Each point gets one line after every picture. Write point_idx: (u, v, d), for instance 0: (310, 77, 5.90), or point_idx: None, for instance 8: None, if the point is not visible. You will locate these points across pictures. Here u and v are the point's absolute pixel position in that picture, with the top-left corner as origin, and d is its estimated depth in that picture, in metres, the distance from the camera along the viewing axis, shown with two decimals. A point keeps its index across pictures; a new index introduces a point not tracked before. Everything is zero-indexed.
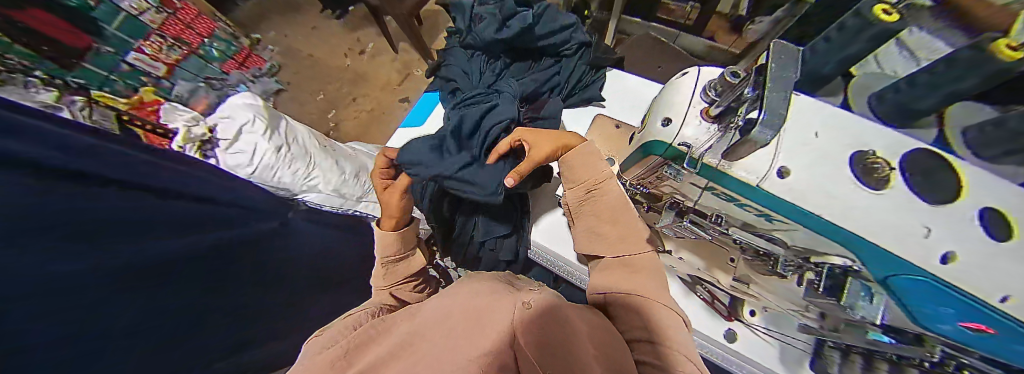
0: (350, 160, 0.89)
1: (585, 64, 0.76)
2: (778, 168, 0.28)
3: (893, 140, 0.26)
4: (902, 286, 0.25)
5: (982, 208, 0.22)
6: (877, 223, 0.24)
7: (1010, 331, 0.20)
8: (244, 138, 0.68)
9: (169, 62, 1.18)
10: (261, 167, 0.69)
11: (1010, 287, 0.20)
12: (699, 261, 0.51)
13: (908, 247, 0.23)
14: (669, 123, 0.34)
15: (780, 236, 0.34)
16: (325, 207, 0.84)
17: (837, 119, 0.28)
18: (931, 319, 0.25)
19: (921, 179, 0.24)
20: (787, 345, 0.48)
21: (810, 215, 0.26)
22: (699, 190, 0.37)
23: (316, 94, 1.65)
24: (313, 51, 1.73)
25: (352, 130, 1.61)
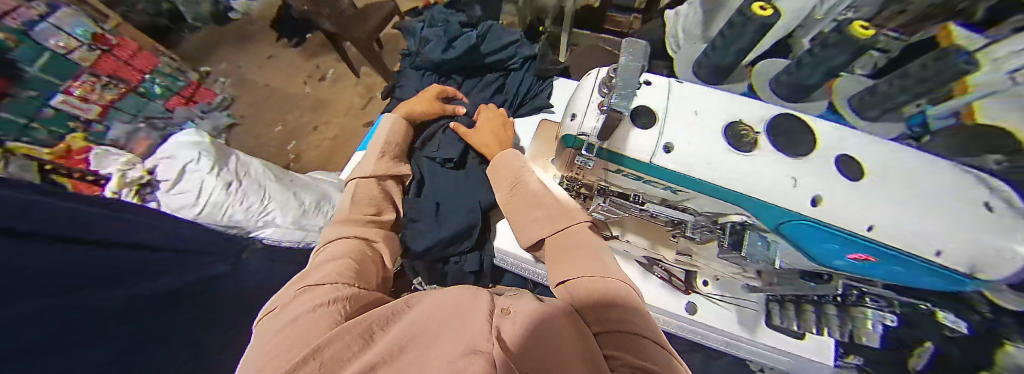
0: (309, 189, 0.88)
1: (533, 75, 0.82)
2: (664, 145, 0.36)
3: (756, 119, 0.37)
4: (791, 230, 0.34)
5: (832, 162, 0.33)
6: (759, 183, 0.33)
7: (873, 252, 0.30)
8: (188, 178, 0.73)
9: (103, 104, 1.10)
10: (208, 205, 0.72)
11: (866, 218, 0.30)
12: (645, 240, 0.53)
13: (788, 197, 0.32)
14: (575, 118, 0.41)
15: (691, 206, 0.41)
16: (285, 242, 0.81)
17: (705, 104, 0.38)
18: (826, 255, 0.34)
19: (784, 145, 0.34)
20: (742, 308, 0.51)
21: (711, 185, 0.35)
22: (614, 174, 0.43)
23: (274, 125, 1.60)
24: (270, 81, 1.69)
25: (314, 160, 1.55)
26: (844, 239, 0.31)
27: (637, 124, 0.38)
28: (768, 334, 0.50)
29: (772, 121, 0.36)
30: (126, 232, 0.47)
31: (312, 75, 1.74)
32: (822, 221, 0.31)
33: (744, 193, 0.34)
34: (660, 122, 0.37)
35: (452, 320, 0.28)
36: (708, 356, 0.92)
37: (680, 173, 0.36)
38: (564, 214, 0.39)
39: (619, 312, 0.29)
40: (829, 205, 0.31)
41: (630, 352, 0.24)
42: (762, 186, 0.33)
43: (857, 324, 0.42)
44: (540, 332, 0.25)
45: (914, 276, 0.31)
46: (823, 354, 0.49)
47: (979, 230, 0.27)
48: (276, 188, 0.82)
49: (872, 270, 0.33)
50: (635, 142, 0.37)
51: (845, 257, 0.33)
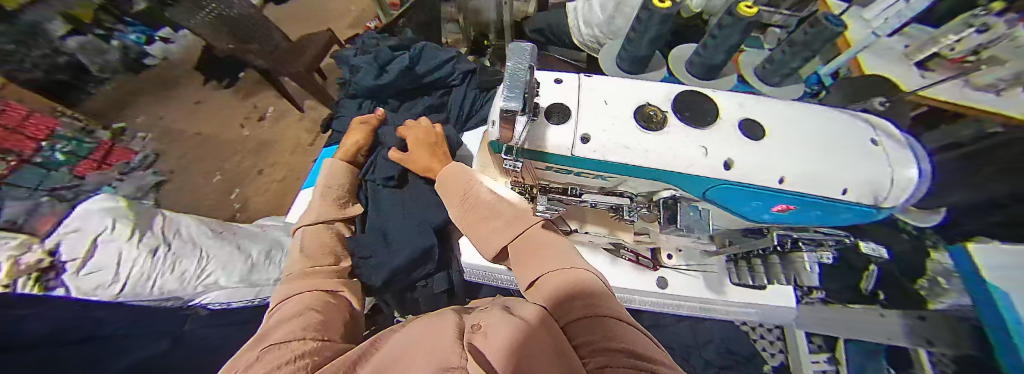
0: (253, 241, 0.82)
1: (473, 89, 0.90)
2: (582, 136, 0.37)
3: (664, 100, 0.40)
4: (719, 193, 0.38)
5: (737, 123, 0.37)
6: (677, 156, 0.36)
7: (789, 199, 0.36)
8: (101, 252, 0.56)
9: None
10: (134, 279, 0.57)
11: (779, 172, 0.34)
12: (604, 229, 0.55)
13: (707, 165, 0.35)
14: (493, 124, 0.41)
15: (626, 189, 0.44)
16: (236, 303, 0.72)
17: (614, 93, 0.40)
18: (756, 206, 0.39)
19: (688, 115, 0.38)
20: (708, 273, 0.54)
21: (629, 166, 0.37)
22: (546, 171, 0.44)
23: (212, 175, 1.44)
24: (201, 128, 1.53)
25: (263, 206, 1.42)
26: (765, 194, 0.36)
27: (554, 122, 0.38)
28: (736, 291, 0.53)
29: (676, 99, 0.39)
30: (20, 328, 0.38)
31: (250, 116, 1.61)
32: (737, 181, 0.35)
33: (659, 168, 0.36)
34: (575, 116, 0.39)
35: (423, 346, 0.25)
36: (690, 325, 0.96)
37: (600, 161, 0.38)
38: (522, 217, 0.39)
39: (584, 304, 0.28)
40: (739, 167, 0.35)
41: (599, 336, 0.24)
42: (680, 161, 0.36)
43: (797, 270, 0.41)
44: (507, 332, 0.23)
45: (835, 215, 0.38)
46: (784, 298, 0.54)
47: (871, 165, 0.34)
48: (216, 247, 0.73)
49: (801, 217, 0.40)
50: (554, 139, 0.38)
51: (772, 211, 0.40)
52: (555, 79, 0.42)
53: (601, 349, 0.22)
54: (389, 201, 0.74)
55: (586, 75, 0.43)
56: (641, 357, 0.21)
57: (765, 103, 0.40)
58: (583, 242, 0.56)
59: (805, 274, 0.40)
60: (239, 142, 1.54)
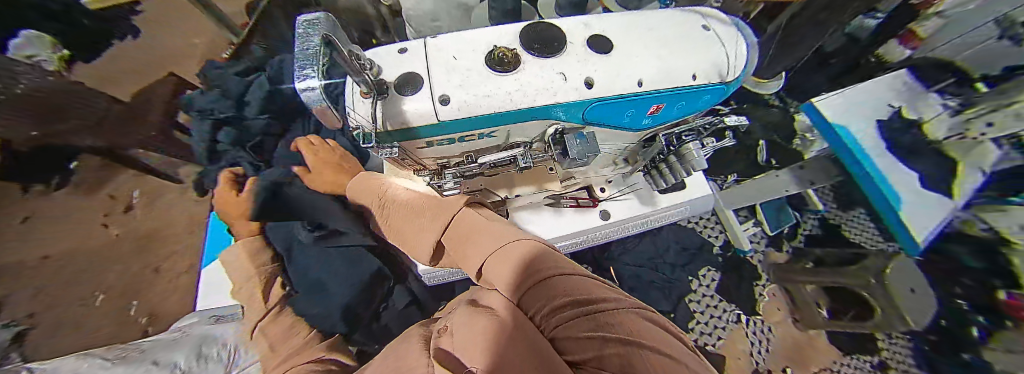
0: (177, 346, 0.69)
1: None
2: (444, 99, 0.38)
3: (511, 40, 0.41)
4: (592, 114, 0.42)
5: (583, 43, 0.40)
6: (539, 91, 0.38)
7: (649, 99, 0.41)
8: None
9: None
10: None
11: (628, 78, 0.39)
12: (531, 187, 0.56)
13: (568, 91, 0.38)
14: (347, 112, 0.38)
15: (519, 137, 0.46)
16: None
17: (462, 48, 0.41)
18: (630, 115, 0.43)
19: (536, 48, 0.39)
20: (638, 190, 0.62)
21: (505, 112, 0.39)
22: (431, 146, 0.44)
23: (93, 298, 1.14)
24: (48, 249, 1.18)
25: (180, 307, 1.18)
26: (627, 102, 0.40)
27: (407, 93, 0.38)
28: (664, 198, 0.62)
29: (523, 35, 0.41)
30: None
31: (111, 210, 1.28)
32: (604, 96, 0.39)
33: (530, 106, 0.38)
34: (429, 82, 0.39)
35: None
36: (648, 239, 1.09)
37: (473, 116, 0.38)
38: (443, 206, 0.37)
39: (528, 264, 0.26)
40: (594, 83, 0.38)
41: (545, 294, 0.23)
42: (544, 94, 0.38)
43: (686, 156, 0.45)
44: (465, 331, 0.21)
45: (698, 100, 0.44)
46: (701, 188, 0.64)
47: (700, 52, 0.40)
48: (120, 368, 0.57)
49: (670, 113, 0.45)
50: (415, 111, 0.37)
51: (648, 114, 0.44)
52: (400, 50, 0.41)
53: (552, 308, 0.22)
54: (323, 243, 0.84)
55: (433, 37, 0.43)
56: (589, 302, 0.21)
57: (606, 19, 0.43)
58: (524, 205, 0.59)
59: (693, 156, 0.44)
60: (109, 247, 1.22)
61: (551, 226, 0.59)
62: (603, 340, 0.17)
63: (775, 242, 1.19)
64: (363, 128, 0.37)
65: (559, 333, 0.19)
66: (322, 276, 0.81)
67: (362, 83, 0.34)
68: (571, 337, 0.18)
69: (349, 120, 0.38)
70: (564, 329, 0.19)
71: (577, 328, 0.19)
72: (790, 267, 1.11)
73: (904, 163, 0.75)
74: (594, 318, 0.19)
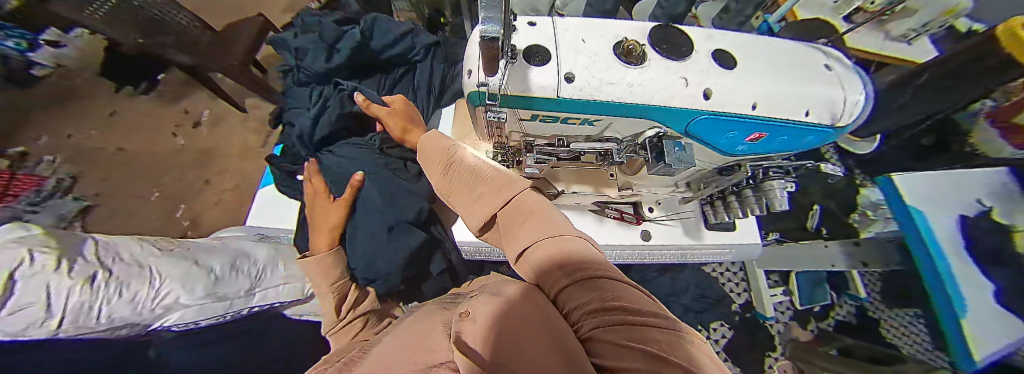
0: (217, 253, 0.75)
1: (436, 62, 0.98)
2: (567, 77, 0.38)
3: (638, 36, 0.41)
4: (698, 127, 0.41)
5: (710, 54, 0.40)
6: (660, 90, 0.38)
7: (760, 127, 0.39)
8: (26, 290, 0.44)
9: None
10: (75, 310, 0.48)
11: (751, 99, 0.38)
12: (589, 188, 0.55)
13: (684, 96, 0.38)
14: (472, 74, 0.40)
15: (608, 133, 0.45)
16: (204, 320, 0.67)
17: (590, 32, 0.42)
18: (731, 142, 0.43)
19: (665, 47, 0.40)
20: (684, 219, 0.60)
21: (620, 103, 0.38)
22: (529, 120, 0.44)
23: (150, 194, 1.28)
24: (123, 143, 1.33)
25: (219, 219, 1.29)
26: (740, 122, 0.39)
27: (534, 63, 0.39)
28: (710, 234, 0.59)
29: (649, 35, 0.41)
30: None
31: (182, 123, 1.42)
32: (715, 110, 0.38)
33: (644, 103, 0.38)
34: (554, 57, 0.39)
35: (405, 349, 0.23)
36: (666, 277, 1.04)
37: (585, 99, 0.39)
38: (506, 183, 0.36)
39: (574, 259, 0.25)
40: (715, 95, 0.38)
41: (589, 295, 0.22)
42: (656, 93, 0.38)
43: (767, 195, 0.43)
44: (488, 311, 0.21)
45: (800, 139, 0.42)
46: (750, 236, 0.61)
47: (823, 86, 0.39)
48: (167, 264, 0.64)
49: (767, 145, 0.43)
50: (536, 81, 0.38)
51: (746, 141, 0.43)
52: (529, 23, 0.42)
53: (592, 310, 0.20)
54: (369, 193, 0.78)
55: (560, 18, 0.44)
56: (635, 312, 0.19)
57: (730, 36, 0.43)
58: (568, 204, 0.58)
59: (773, 196, 0.42)
60: (173, 154, 1.36)
61: (590, 230, 0.58)
62: (646, 352, 0.15)
63: (801, 317, 1.12)
64: (489, 86, 0.38)
65: (597, 334, 0.18)
66: (360, 236, 0.77)
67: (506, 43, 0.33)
68: (609, 342, 0.16)
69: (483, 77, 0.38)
70: (604, 332, 0.17)
71: (617, 334, 0.17)
72: (811, 348, 1.02)
73: (984, 274, 0.67)
74: (637, 328, 0.17)
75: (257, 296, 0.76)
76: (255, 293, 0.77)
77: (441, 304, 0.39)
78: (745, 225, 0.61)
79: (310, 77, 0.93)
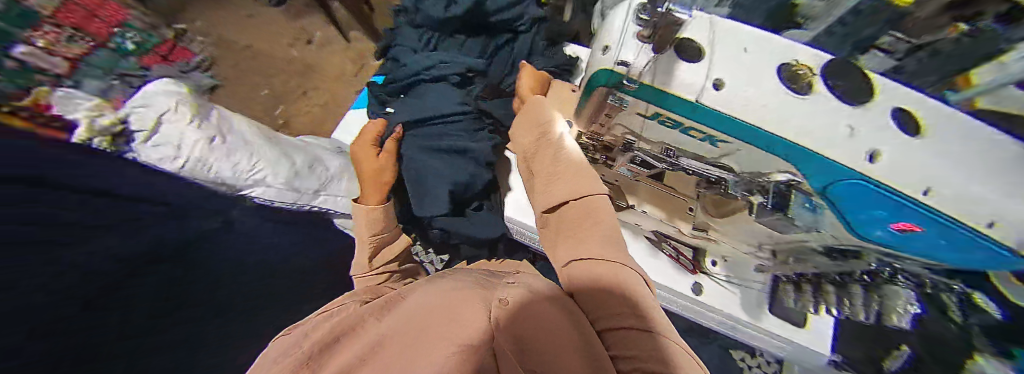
0: (299, 151, 0.87)
1: (542, 37, 0.81)
2: (715, 82, 0.32)
3: (811, 57, 0.33)
4: (836, 191, 0.32)
5: (893, 109, 0.30)
6: (817, 129, 0.30)
7: (931, 225, 0.29)
8: (165, 130, 0.60)
9: (70, 57, 0.93)
10: (193, 160, 0.62)
11: (931, 182, 0.27)
12: (660, 213, 0.53)
13: (840, 148, 0.29)
14: (609, 49, 0.36)
15: (727, 162, 0.38)
16: (277, 203, 0.80)
17: (755, 35, 0.34)
18: (869, 226, 0.33)
19: (834, 82, 0.31)
20: (747, 288, 0.53)
21: (762, 131, 0.31)
22: (642, 120, 0.39)
23: (260, 90, 1.49)
24: (252, 42, 1.58)
25: (303, 127, 1.48)
26: (907, 210, 0.29)
27: (684, 56, 0.33)
28: (772, 320, 0.51)
29: (826, 62, 0.32)
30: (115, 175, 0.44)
31: (298, 38, 1.64)
32: (877, 179, 0.28)
33: (784, 137, 0.30)
34: (709, 55, 0.33)
35: (435, 313, 0.27)
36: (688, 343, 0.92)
37: (730, 118, 0.32)
38: (587, 178, 0.43)
39: (625, 309, 0.31)
40: (888, 160, 0.28)
41: (633, 350, 0.27)
42: (810, 135, 0.30)
43: (886, 301, 0.41)
44: (535, 316, 0.27)
45: (967, 251, 0.30)
46: (820, 341, 0.51)
47: None
48: (264, 148, 0.79)
49: (915, 244, 0.33)
50: (682, 77, 0.32)
51: (890, 227, 0.32)
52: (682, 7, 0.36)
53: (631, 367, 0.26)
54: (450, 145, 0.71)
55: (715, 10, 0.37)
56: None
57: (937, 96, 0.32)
58: (630, 221, 0.57)
59: (895, 304, 0.40)
60: (285, 62, 1.58)
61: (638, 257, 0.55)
62: None
63: None
64: (629, 67, 0.33)
65: None
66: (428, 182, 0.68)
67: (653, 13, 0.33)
68: None
69: (618, 53, 0.34)
70: None
71: None
72: None
73: None
74: None
75: (319, 198, 0.89)
76: (318, 196, 0.89)
77: (479, 274, 0.43)
78: (817, 324, 0.51)
79: (425, 22, 0.79)
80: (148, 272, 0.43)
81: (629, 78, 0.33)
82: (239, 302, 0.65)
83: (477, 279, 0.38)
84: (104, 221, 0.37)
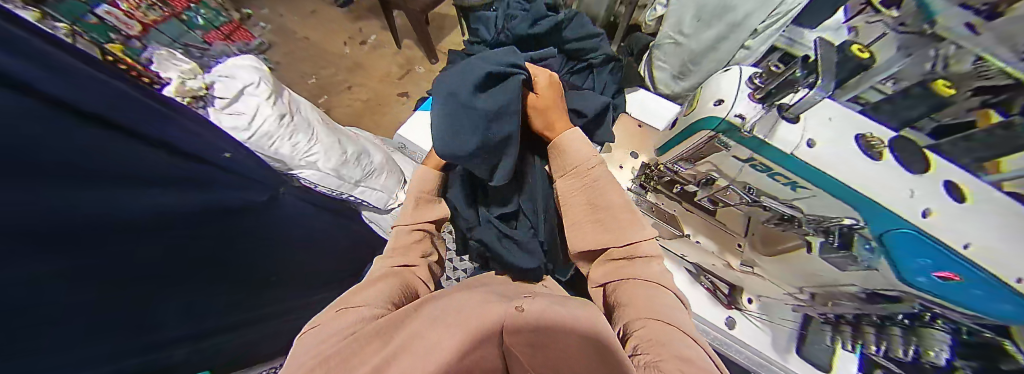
0: (353, 142, 0.92)
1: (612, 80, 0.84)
2: (807, 140, 0.35)
3: (880, 130, 0.36)
4: (893, 239, 0.32)
5: (947, 180, 0.32)
6: (880, 185, 0.32)
7: (971, 278, 0.28)
8: (245, 101, 0.71)
9: (146, 23, 1.09)
10: (259, 133, 0.71)
11: (970, 238, 0.28)
12: (714, 245, 0.56)
13: (899, 203, 0.31)
14: (721, 102, 0.41)
15: (799, 204, 0.41)
16: (320, 187, 0.86)
17: (838, 108, 0.37)
18: (911, 273, 0.32)
19: (904, 154, 0.33)
20: (777, 326, 0.55)
21: (829, 178, 0.34)
22: (739, 164, 0.42)
23: (307, 78, 1.63)
24: (310, 35, 1.73)
25: (343, 117, 1.58)
26: (954, 265, 0.29)
27: (787, 116, 0.36)
28: (798, 362, 0.52)
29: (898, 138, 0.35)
30: (153, 136, 0.46)
31: (353, 38, 1.77)
32: (926, 230, 0.30)
33: (849, 184, 0.33)
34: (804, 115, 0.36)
35: (454, 312, 0.29)
36: None
37: (817, 170, 0.34)
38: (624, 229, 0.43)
39: (649, 308, 0.36)
40: (940, 219, 0.30)
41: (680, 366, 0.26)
42: (876, 190, 0.32)
43: (922, 342, 0.40)
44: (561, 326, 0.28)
45: (992, 304, 0.29)
46: None
47: None
48: (325, 133, 0.85)
49: (960, 297, 0.30)
50: (783, 133, 0.36)
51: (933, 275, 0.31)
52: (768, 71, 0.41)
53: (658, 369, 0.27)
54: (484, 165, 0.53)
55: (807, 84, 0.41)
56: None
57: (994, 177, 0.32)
58: (676, 248, 0.59)
59: (932, 345, 0.39)
60: (337, 56, 1.71)
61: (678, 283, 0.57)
62: None
63: None
64: (744, 118, 0.38)
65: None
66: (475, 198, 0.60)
67: (777, 91, 0.36)
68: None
69: (732, 106, 0.39)
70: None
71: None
72: None
73: None
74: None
75: (358, 189, 0.94)
76: (357, 187, 0.93)
77: (492, 290, 0.41)
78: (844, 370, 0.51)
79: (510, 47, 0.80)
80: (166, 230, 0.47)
81: (746, 130, 0.38)
82: (261, 267, 0.71)
83: (493, 292, 0.39)
84: (124, 177, 0.42)
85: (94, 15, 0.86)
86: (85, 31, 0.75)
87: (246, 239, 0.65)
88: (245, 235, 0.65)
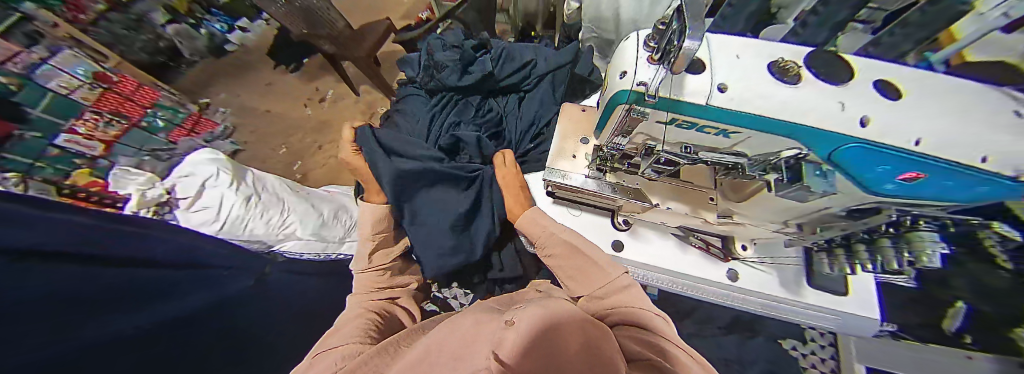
0: (327, 201, 0.92)
1: (551, 87, 0.87)
2: (718, 85, 0.34)
3: (793, 54, 0.35)
4: (844, 155, 0.32)
5: (873, 84, 0.32)
6: (810, 109, 0.32)
7: (933, 170, 0.28)
8: (208, 194, 0.71)
9: (109, 139, 1.07)
10: (229, 221, 0.70)
11: (918, 134, 0.29)
12: (686, 207, 0.51)
13: (835, 118, 0.31)
14: (625, 74, 0.39)
15: (742, 149, 0.41)
16: (307, 254, 0.83)
17: (742, 46, 0.37)
18: (877, 183, 0.32)
19: (822, 71, 0.33)
20: (782, 266, 0.52)
21: (756, 117, 0.34)
22: (663, 126, 0.41)
23: (279, 149, 1.62)
24: (270, 106, 1.73)
25: (321, 177, 1.57)
26: (912, 163, 0.29)
27: (690, 69, 0.35)
28: (815, 295, 0.50)
29: (809, 55, 0.35)
30: (167, 248, 0.45)
31: (312, 98, 1.77)
32: (872, 139, 0.30)
33: (783, 118, 0.33)
34: (709, 63, 0.36)
35: (443, 338, 0.27)
36: (734, 345, 0.85)
37: (741, 112, 0.34)
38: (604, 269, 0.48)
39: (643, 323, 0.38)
40: (879, 125, 0.30)
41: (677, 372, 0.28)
42: (810, 116, 0.32)
43: (912, 247, 0.35)
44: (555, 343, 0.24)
45: (965, 189, 0.29)
46: (873, 309, 0.48)
47: None
48: (295, 201, 0.85)
49: (926, 190, 0.30)
50: (692, 85, 0.35)
51: (896, 179, 0.31)
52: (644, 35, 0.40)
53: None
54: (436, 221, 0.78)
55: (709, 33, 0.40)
56: None
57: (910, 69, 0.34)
58: (649, 221, 0.57)
59: (924, 246, 0.33)
60: (302, 120, 1.71)
61: (664, 254, 0.54)
62: None
63: None
64: (646, 86, 0.36)
65: None
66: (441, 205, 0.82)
67: (665, 49, 0.33)
68: None
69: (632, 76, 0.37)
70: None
71: None
72: None
73: None
74: None
75: (345, 245, 0.91)
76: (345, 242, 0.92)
77: (491, 307, 0.39)
78: (862, 290, 0.50)
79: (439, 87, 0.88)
80: (218, 325, 0.47)
81: (649, 95, 0.35)
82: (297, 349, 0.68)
83: (492, 310, 0.36)
84: (178, 287, 0.42)
85: (55, 146, 0.82)
86: (43, 165, 0.72)
87: (274, 325, 0.63)
88: (273, 320, 0.63)
